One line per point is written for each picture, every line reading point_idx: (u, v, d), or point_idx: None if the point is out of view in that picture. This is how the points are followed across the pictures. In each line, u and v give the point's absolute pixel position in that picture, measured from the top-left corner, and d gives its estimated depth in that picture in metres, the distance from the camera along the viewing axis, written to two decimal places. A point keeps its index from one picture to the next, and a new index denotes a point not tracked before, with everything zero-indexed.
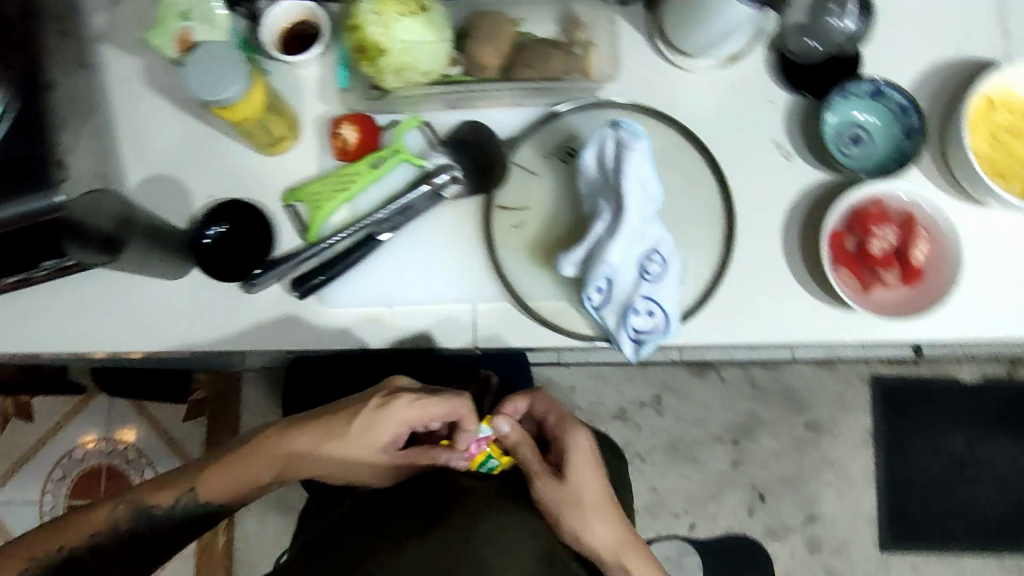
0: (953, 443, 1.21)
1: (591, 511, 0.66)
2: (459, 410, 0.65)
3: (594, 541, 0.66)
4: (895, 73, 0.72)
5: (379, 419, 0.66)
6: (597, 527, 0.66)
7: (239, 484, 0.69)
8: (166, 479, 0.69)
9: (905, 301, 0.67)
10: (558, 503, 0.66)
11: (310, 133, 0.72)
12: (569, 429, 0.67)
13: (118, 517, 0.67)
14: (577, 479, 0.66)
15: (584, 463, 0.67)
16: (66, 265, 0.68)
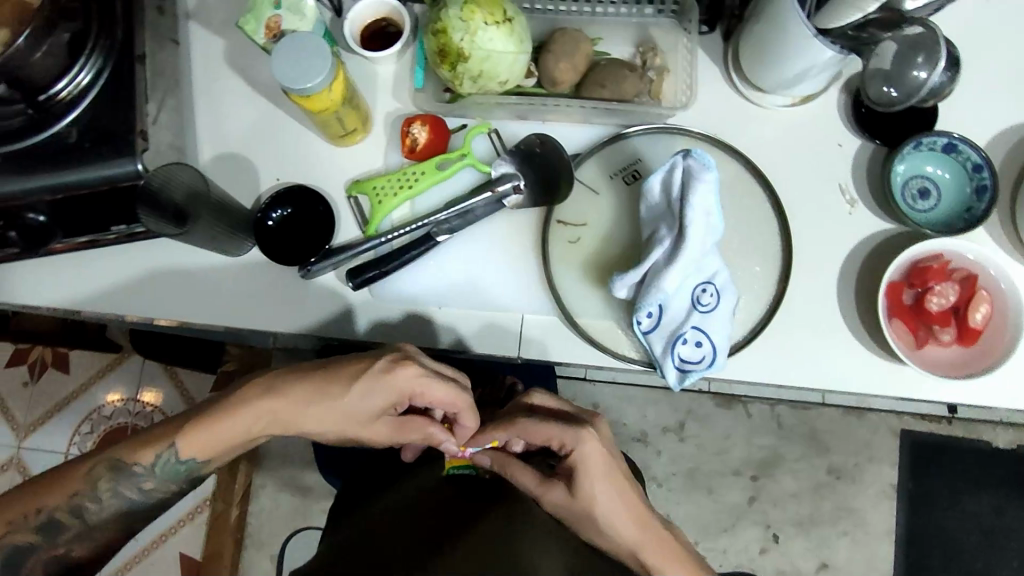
0: (979, 508, 1.18)
1: (612, 522, 0.60)
2: (459, 403, 0.64)
3: (616, 537, 0.60)
4: (970, 130, 0.71)
5: (379, 388, 0.62)
6: (619, 526, 0.60)
7: (230, 439, 0.63)
8: (149, 435, 0.63)
9: (958, 361, 0.66)
10: (572, 513, 0.61)
11: (380, 128, 0.74)
12: (576, 437, 0.61)
13: (97, 473, 0.61)
14: (588, 492, 0.60)
15: (595, 473, 0.60)
16: (133, 231, 0.70)
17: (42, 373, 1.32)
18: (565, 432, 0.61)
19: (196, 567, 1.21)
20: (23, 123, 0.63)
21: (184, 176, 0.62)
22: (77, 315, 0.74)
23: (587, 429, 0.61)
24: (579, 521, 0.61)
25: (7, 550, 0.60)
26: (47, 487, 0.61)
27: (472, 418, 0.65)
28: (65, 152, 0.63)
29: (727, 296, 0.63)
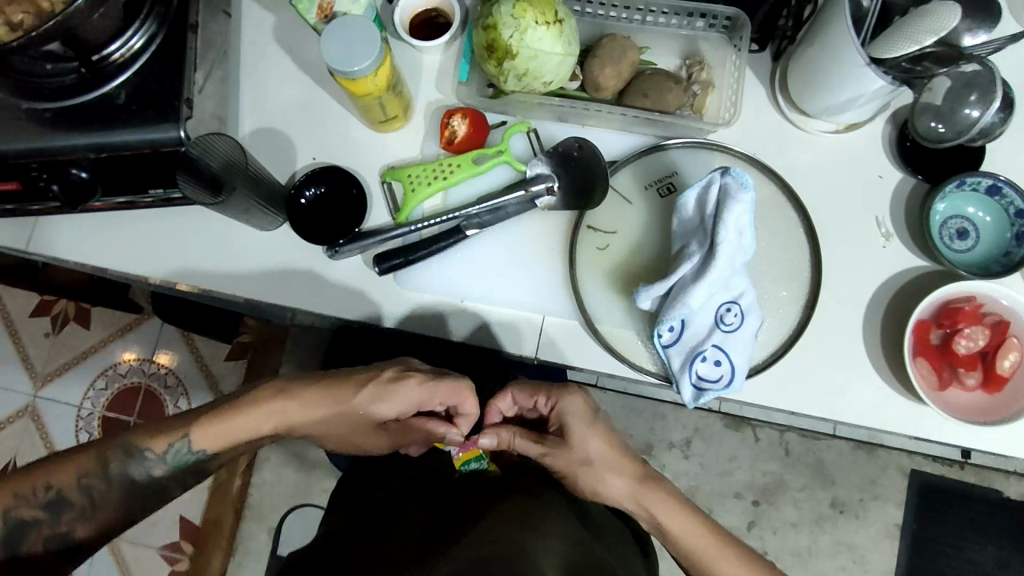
0: (983, 558, 1.16)
1: (600, 467, 0.63)
2: (460, 393, 0.64)
3: (607, 493, 0.64)
4: (1016, 174, 0.69)
5: (391, 395, 0.64)
6: (609, 482, 0.63)
7: (243, 434, 0.63)
8: (162, 424, 0.63)
9: (981, 407, 0.65)
10: (566, 465, 0.64)
11: (420, 118, 0.74)
12: (559, 396, 0.64)
13: (110, 457, 0.61)
14: (577, 439, 0.63)
15: (580, 425, 0.64)
16: (169, 196, 0.71)
17: (63, 326, 1.35)
18: (549, 389, 0.64)
19: (195, 531, 1.24)
20: (74, 81, 0.64)
21: (223, 146, 0.63)
22: (102, 271, 0.76)
23: (566, 385, 0.65)
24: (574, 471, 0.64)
25: (10, 523, 0.59)
26: (60, 467, 0.60)
27: (472, 404, 0.65)
28: (113, 114, 0.64)
29: (752, 317, 0.63)
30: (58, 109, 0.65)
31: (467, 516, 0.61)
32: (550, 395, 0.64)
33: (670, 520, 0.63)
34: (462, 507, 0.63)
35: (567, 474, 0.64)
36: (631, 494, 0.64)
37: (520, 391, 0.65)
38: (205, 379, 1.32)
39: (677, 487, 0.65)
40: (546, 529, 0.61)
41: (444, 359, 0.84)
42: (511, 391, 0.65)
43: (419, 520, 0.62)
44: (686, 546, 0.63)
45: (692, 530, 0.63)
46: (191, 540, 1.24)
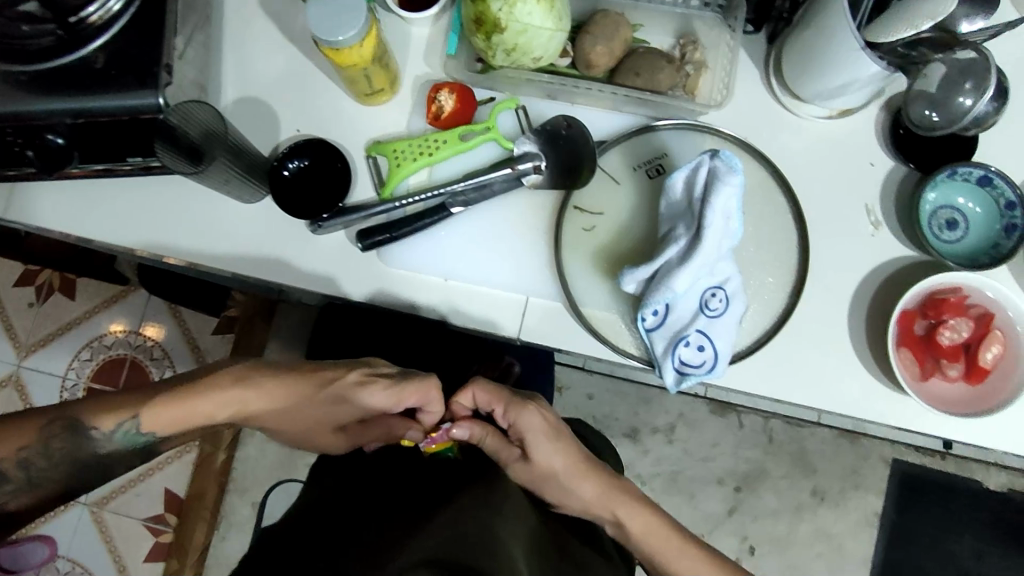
0: (960, 548, 1.17)
1: (562, 478, 0.65)
2: (429, 393, 0.65)
3: (573, 496, 0.65)
4: (1008, 164, 0.68)
5: (359, 397, 0.65)
6: (574, 487, 0.65)
7: (200, 419, 0.62)
8: (112, 399, 0.60)
9: (963, 399, 0.65)
10: (531, 474, 0.65)
11: (407, 92, 0.73)
12: (516, 413, 0.63)
13: (54, 430, 0.58)
14: (539, 455, 0.64)
15: (540, 440, 0.63)
16: (149, 164, 0.70)
17: (48, 296, 1.33)
18: (508, 407, 0.63)
19: (178, 504, 1.23)
20: (52, 43, 0.62)
21: (202, 115, 0.62)
22: (87, 242, 0.74)
23: (526, 401, 0.64)
24: (537, 480, 0.66)
25: None
26: (17, 429, 0.58)
27: (438, 404, 0.66)
28: (90, 79, 0.62)
29: (737, 303, 0.62)
30: (34, 72, 0.62)
31: (441, 494, 0.60)
32: (508, 410, 0.63)
33: (634, 525, 0.65)
34: (436, 485, 0.62)
35: (535, 480, 0.66)
36: (594, 500, 0.65)
37: (481, 396, 0.63)
38: (192, 352, 1.31)
39: (640, 489, 0.67)
40: (514, 515, 0.61)
41: (428, 336, 0.84)
42: (469, 389, 0.63)
43: (388, 495, 0.61)
44: (647, 547, 0.64)
45: (654, 531, 0.64)
46: (174, 512, 1.24)
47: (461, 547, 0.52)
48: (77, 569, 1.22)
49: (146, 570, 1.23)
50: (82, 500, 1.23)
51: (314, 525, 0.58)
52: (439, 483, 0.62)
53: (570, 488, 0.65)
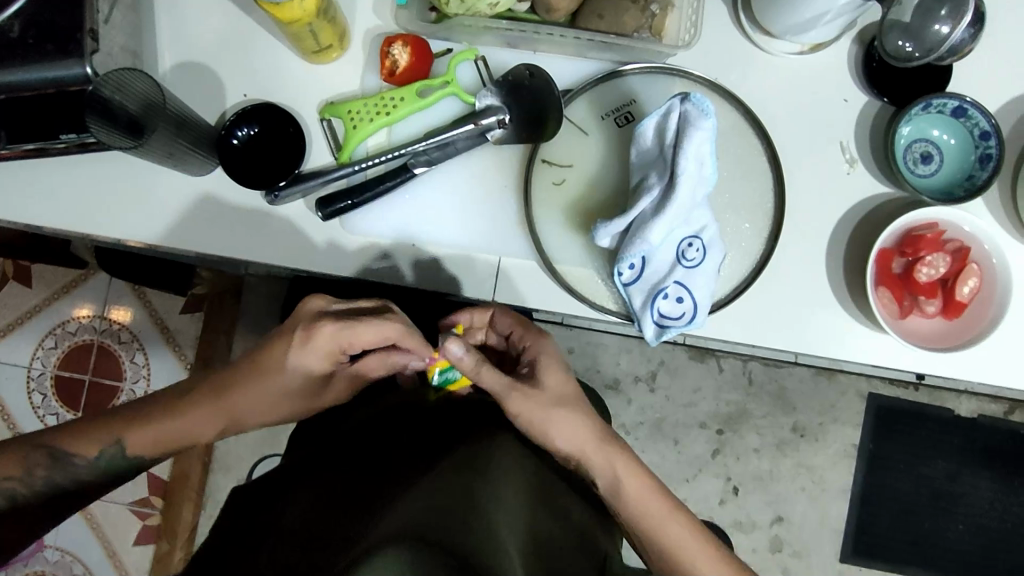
0: (936, 473, 1.21)
1: (563, 415, 0.59)
2: (388, 333, 0.58)
3: (565, 446, 0.60)
4: (982, 91, 0.67)
5: (309, 354, 0.60)
6: (567, 432, 0.59)
7: (181, 435, 0.62)
8: (89, 428, 0.61)
9: (939, 334, 0.66)
10: (528, 408, 0.58)
11: (358, 47, 0.68)
12: (533, 338, 0.62)
13: (35, 462, 0.59)
14: (549, 380, 0.60)
15: (551, 368, 0.61)
16: (84, 140, 0.64)
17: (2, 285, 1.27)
18: (528, 329, 0.62)
19: (163, 487, 1.21)
20: None
21: (140, 85, 0.58)
22: (40, 230, 0.69)
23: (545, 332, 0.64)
24: (537, 414, 0.58)
25: None
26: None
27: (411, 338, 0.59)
28: (6, 48, 0.57)
29: (714, 252, 0.61)
30: None
31: (434, 446, 0.57)
32: (524, 335, 0.62)
33: (625, 483, 0.61)
34: (429, 444, 0.57)
35: (526, 415, 0.58)
36: (592, 450, 0.60)
37: (498, 318, 0.62)
38: (162, 334, 1.27)
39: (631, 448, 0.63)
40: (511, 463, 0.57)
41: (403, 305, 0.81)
42: (490, 308, 0.63)
43: (383, 450, 0.57)
44: (638, 509, 0.60)
45: (645, 498, 0.61)
46: (159, 495, 1.21)
47: (453, 493, 0.49)
48: (66, 558, 1.20)
49: (137, 554, 1.21)
50: None
51: (300, 477, 0.55)
52: (432, 429, 0.59)
53: (570, 433, 0.59)
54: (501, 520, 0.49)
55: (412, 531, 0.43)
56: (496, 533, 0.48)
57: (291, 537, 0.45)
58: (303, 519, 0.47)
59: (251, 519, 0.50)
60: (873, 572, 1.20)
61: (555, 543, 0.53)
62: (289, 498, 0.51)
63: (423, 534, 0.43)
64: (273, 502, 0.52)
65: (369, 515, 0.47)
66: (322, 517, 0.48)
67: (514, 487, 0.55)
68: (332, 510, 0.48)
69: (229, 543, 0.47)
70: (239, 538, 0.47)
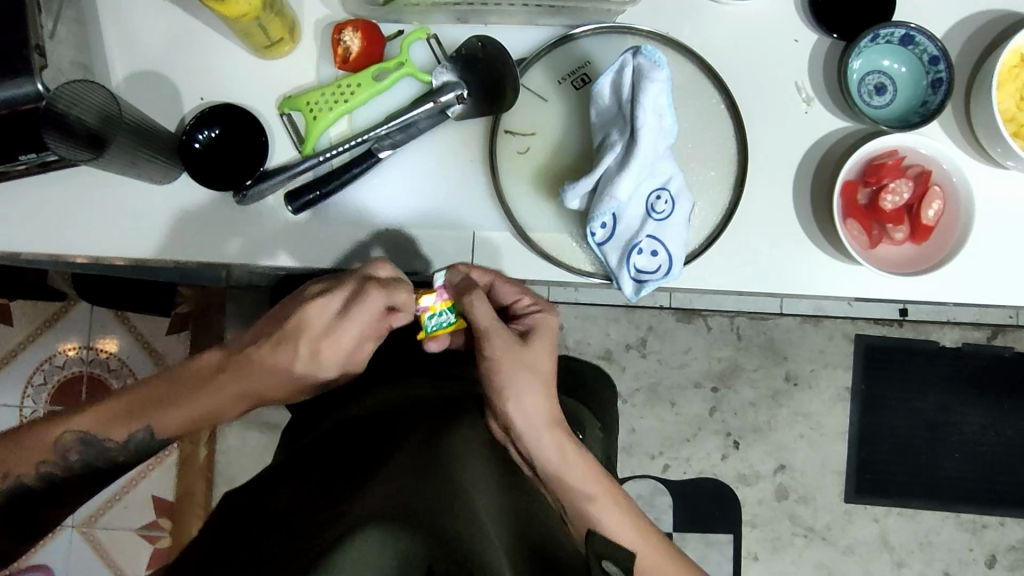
0: (928, 404, 1.23)
1: (531, 383, 0.56)
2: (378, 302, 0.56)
3: (525, 413, 0.55)
4: (929, 19, 0.68)
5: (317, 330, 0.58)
6: (531, 398, 0.56)
7: (202, 417, 0.59)
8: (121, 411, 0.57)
9: (910, 259, 0.67)
10: (503, 360, 0.56)
11: (309, 38, 0.68)
12: (540, 313, 0.60)
13: (67, 444, 0.56)
14: (534, 345, 0.58)
15: (546, 340, 0.59)
16: (45, 160, 0.64)
17: None
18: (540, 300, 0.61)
19: (169, 508, 1.21)
20: None
21: (95, 97, 0.57)
22: (15, 256, 0.68)
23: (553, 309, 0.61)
24: (514, 367, 0.55)
25: None
26: (31, 443, 0.56)
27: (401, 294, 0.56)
28: None
29: (682, 202, 0.62)
30: None
31: (407, 418, 0.56)
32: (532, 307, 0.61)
33: (569, 472, 0.56)
34: (408, 422, 0.55)
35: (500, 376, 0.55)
36: (545, 431, 0.56)
37: (505, 282, 0.61)
38: (151, 358, 1.26)
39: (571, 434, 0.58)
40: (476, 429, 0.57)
41: None
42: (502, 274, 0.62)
43: (365, 435, 0.56)
44: (579, 498, 0.57)
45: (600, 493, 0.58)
46: (167, 516, 1.21)
47: (428, 465, 0.48)
48: None
49: None
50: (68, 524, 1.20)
51: (284, 471, 0.55)
52: (403, 405, 0.59)
53: (526, 403, 0.55)
54: (474, 478, 0.50)
55: (391, 510, 0.44)
56: (469, 489, 0.48)
57: (276, 527, 0.46)
58: (288, 509, 0.48)
59: (240, 508, 0.50)
60: (879, 509, 1.22)
61: (528, 504, 0.54)
62: (278, 488, 0.52)
63: (402, 514, 0.44)
64: (261, 489, 0.52)
65: (348, 494, 0.47)
66: (309, 504, 0.48)
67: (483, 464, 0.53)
68: (318, 496, 0.48)
69: (216, 534, 0.47)
70: (226, 527, 0.47)
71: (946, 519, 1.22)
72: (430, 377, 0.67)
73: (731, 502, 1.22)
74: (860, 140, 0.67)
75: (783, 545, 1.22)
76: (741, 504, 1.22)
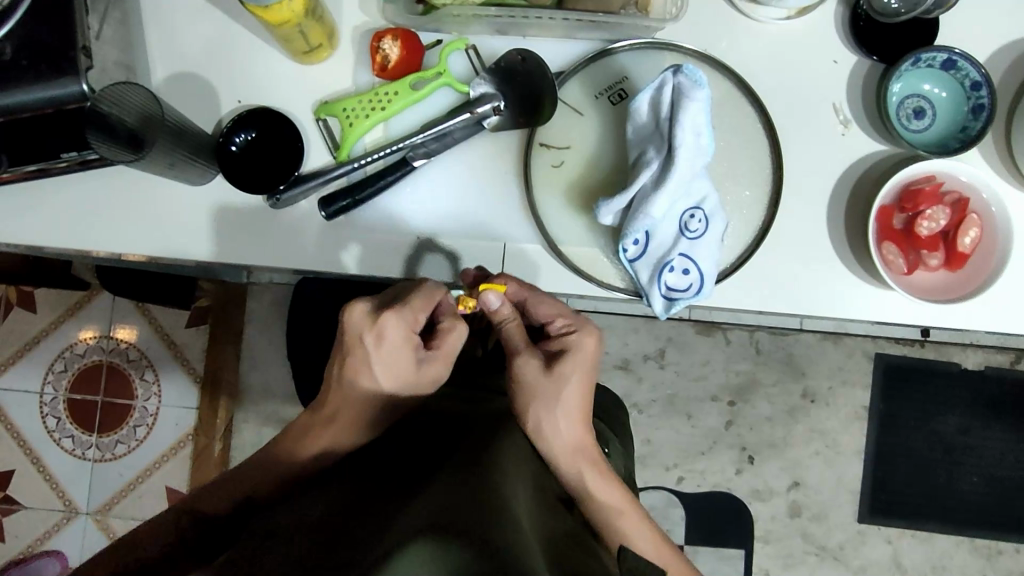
0: (947, 427, 1.22)
1: (563, 409, 0.58)
2: (435, 296, 0.57)
3: (558, 435, 0.58)
4: (971, 42, 0.67)
5: (384, 357, 0.56)
6: (562, 421, 0.58)
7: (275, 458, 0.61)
8: (217, 486, 0.60)
9: (944, 286, 0.66)
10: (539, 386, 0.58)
11: (348, 45, 0.68)
12: (576, 332, 0.60)
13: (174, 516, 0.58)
14: (568, 370, 0.58)
15: (582, 366, 0.59)
16: (85, 157, 0.64)
17: (7, 311, 1.27)
18: (575, 317, 0.61)
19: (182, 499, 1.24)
20: None
21: (136, 99, 0.58)
22: (46, 248, 0.69)
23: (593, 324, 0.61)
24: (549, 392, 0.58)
25: None
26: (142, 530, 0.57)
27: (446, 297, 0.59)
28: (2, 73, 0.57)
29: (716, 221, 0.62)
30: None
31: (448, 434, 0.55)
32: (567, 327, 0.60)
33: (594, 489, 0.60)
34: (444, 441, 0.54)
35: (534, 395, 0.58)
36: (575, 445, 0.59)
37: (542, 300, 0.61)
38: (170, 350, 1.27)
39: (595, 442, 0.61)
40: (517, 449, 0.56)
41: None
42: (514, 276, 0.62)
43: (401, 454, 0.54)
44: (605, 514, 0.60)
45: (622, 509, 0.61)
46: None
47: (469, 485, 0.46)
48: None
49: None
50: (84, 509, 1.24)
51: (314, 490, 0.52)
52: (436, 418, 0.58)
53: (561, 426, 0.58)
54: (518, 500, 0.47)
55: (432, 525, 0.40)
56: (514, 510, 0.45)
57: (311, 538, 0.43)
58: (329, 516, 0.46)
59: (271, 527, 0.47)
60: (893, 531, 1.21)
61: (561, 527, 0.52)
62: (308, 505, 0.49)
63: (446, 524, 0.41)
64: (293, 508, 0.50)
65: (385, 513, 0.44)
66: (343, 518, 0.45)
67: (525, 487, 0.51)
68: (352, 512, 0.46)
69: (253, 550, 0.44)
70: (267, 539, 0.45)
71: (961, 543, 1.21)
72: (452, 390, 0.65)
73: (744, 517, 1.21)
74: (897, 164, 0.66)
75: (795, 563, 1.21)
76: (754, 520, 1.21)
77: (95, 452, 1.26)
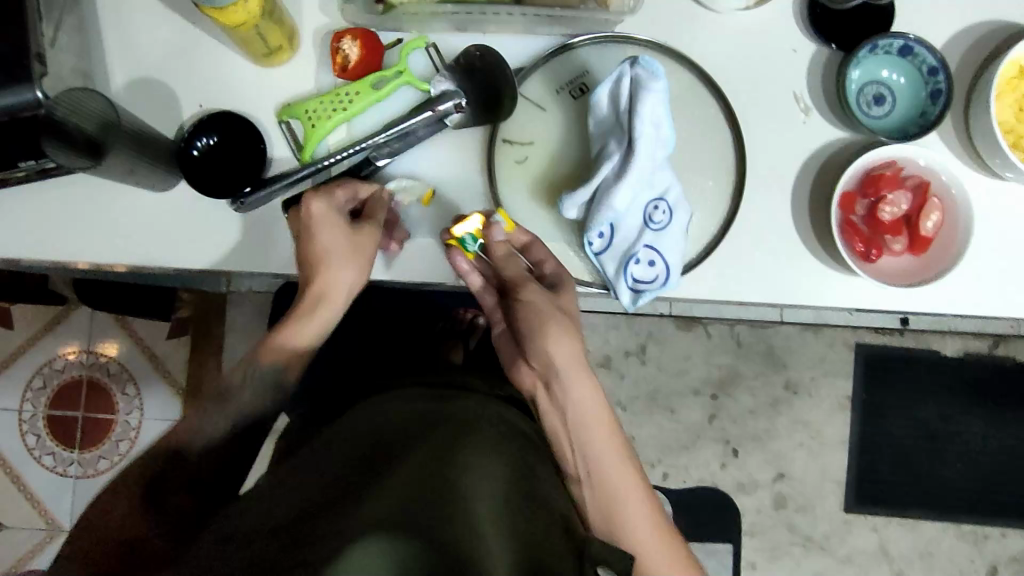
0: (928, 414, 1.23)
1: (568, 331, 0.58)
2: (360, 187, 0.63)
3: (558, 352, 0.58)
4: (929, 28, 0.68)
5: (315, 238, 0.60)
6: (563, 340, 0.58)
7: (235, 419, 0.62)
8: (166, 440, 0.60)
9: (911, 269, 0.67)
10: (545, 306, 0.59)
11: (309, 46, 0.68)
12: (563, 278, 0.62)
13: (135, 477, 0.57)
14: (564, 295, 0.61)
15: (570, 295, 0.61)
16: (44, 166, 0.63)
17: None
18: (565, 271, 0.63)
19: None
20: None
21: (94, 104, 0.58)
22: (10, 260, 0.68)
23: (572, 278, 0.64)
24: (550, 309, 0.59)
25: None
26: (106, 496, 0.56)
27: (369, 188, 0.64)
28: None
29: (680, 212, 0.62)
30: None
31: (417, 424, 0.55)
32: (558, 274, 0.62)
33: (588, 443, 0.58)
34: (411, 431, 0.54)
35: (538, 317, 0.58)
36: (583, 386, 0.59)
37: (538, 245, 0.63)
38: (150, 362, 1.26)
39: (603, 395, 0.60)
40: (490, 429, 0.57)
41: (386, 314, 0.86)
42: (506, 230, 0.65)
43: (365, 444, 0.54)
44: (595, 461, 0.58)
45: (610, 461, 0.58)
46: None
47: (426, 481, 0.47)
48: None
49: None
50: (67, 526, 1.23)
51: (283, 483, 0.53)
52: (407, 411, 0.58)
53: (563, 344, 0.58)
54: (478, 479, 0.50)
55: (383, 524, 0.43)
56: (470, 501, 0.47)
57: (271, 537, 0.45)
58: (295, 513, 0.47)
59: (238, 521, 0.48)
60: (879, 519, 1.22)
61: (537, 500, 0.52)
62: (274, 501, 0.50)
63: (403, 525, 0.44)
64: (259, 503, 0.51)
65: (343, 508, 0.46)
66: (304, 516, 0.47)
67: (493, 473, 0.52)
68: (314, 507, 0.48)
69: (215, 547, 0.46)
70: (230, 535, 0.47)
71: (946, 529, 1.22)
72: (427, 387, 0.65)
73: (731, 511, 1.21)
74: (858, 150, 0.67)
75: (783, 554, 1.21)
76: (741, 513, 1.21)
77: (75, 468, 1.24)
